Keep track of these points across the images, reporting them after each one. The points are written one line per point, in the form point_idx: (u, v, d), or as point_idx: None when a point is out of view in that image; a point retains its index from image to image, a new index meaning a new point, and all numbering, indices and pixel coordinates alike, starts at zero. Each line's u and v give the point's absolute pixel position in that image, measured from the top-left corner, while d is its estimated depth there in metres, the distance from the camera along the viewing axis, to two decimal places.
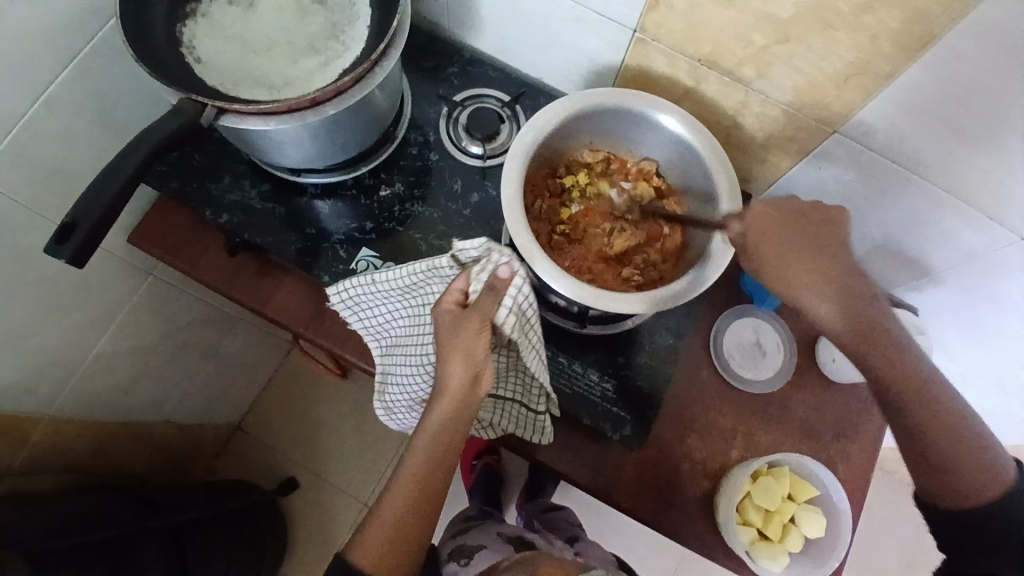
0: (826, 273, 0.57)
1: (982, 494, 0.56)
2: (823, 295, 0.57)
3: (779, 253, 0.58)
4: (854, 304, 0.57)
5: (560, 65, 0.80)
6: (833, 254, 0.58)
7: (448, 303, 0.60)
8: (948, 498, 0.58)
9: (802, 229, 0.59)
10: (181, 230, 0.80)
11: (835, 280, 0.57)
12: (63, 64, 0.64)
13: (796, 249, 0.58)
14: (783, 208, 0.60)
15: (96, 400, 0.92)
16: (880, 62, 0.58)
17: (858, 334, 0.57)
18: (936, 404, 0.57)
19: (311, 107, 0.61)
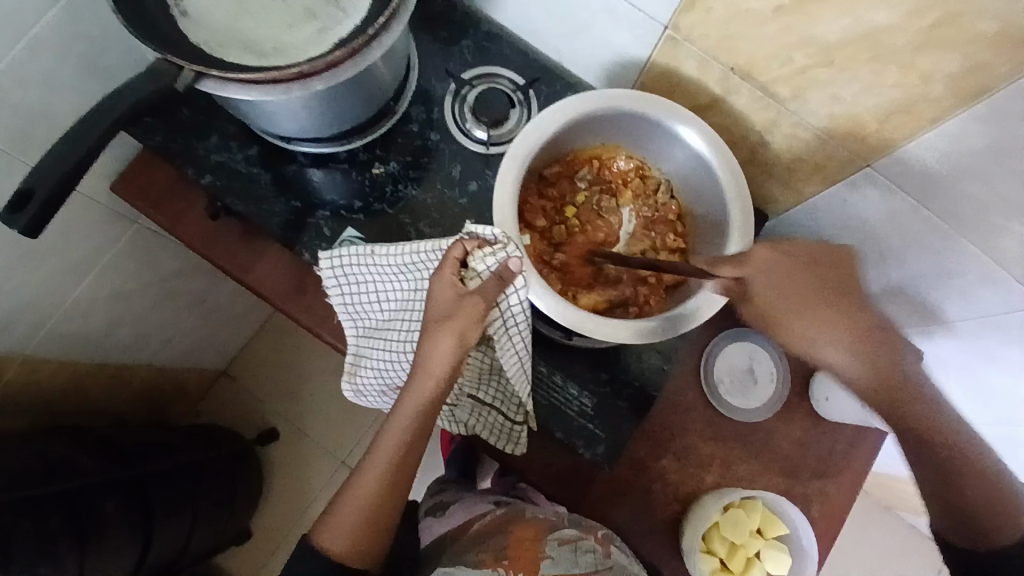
0: (846, 320, 0.56)
1: (1002, 537, 0.55)
2: (839, 343, 0.56)
3: (779, 295, 0.57)
4: (873, 351, 0.56)
5: (583, 53, 0.73)
6: (851, 300, 0.57)
7: (448, 274, 0.56)
8: (964, 537, 0.56)
9: (817, 273, 0.57)
10: (165, 186, 0.77)
11: (853, 327, 0.56)
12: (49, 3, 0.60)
13: (802, 296, 0.57)
14: (785, 250, 0.58)
15: (75, 342, 0.91)
16: (925, 106, 0.53)
17: (876, 380, 0.56)
18: (954, 447, 0.56)
19: (298, 79, 0.56)
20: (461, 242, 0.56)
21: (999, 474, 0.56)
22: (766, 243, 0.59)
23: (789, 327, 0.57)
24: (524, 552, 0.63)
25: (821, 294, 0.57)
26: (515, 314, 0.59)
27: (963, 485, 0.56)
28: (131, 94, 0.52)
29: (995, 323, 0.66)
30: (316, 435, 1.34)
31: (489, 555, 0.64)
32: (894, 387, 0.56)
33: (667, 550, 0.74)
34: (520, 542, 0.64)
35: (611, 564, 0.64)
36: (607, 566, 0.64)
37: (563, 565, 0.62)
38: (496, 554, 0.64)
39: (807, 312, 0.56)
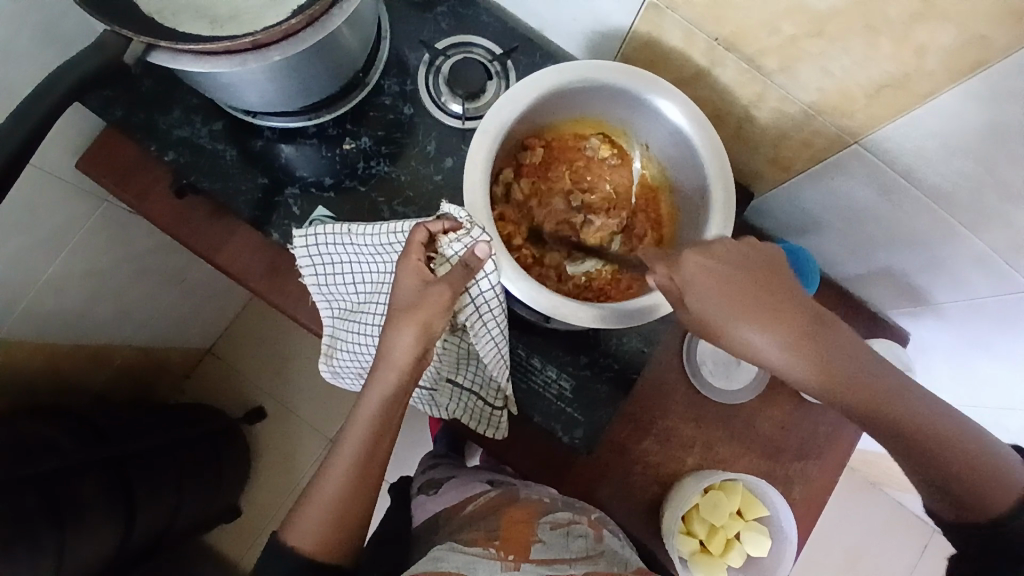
0: (778, 317, 0.51)
1: (993, 502, 0.48)
2: (778, 337, 0.51)
3: (710, 295, 0.52)
4: (823, 341, 0.51)
5: (564, 20, 0.69)
6: (787, 294, 0.52)
7: (416, 260, 0.56)
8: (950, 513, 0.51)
9: (728, 277, 0.53)
10: (128, 162, 0.74)
11: (792, 321, 0.51)
12: None
13: (728, 293, 0.52)
14: (710, 250, 0.54)
15: (49, 324, 0.88)
16: (918, 80, 0.50)
17: (836, 373, 0.50)
18: (914, 417, 0.50)
19: (254, 50, 0.52)
20: (422, 225, 0.56)
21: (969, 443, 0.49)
22: (693, 249, 0.54)
23: (722, 326, 0.52)
24: (518, 532, 0.59)
25: (750, 290, 0.52)
26: (488, 300, 0.59)
27: (925, 446, 0.50)
28: (76, 66, 0.49)
29: (983, 305, 0.66)
30: (303, 413, 1.34)
31: (481, 534, 0.60)
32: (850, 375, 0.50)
33: (648, 532, 0.73)
34: (513, 523, 0.60)
35: (603, 548, 0.60)
36: (599, 550, 0.60)
37: (554, 550, 0.58)
38: (489, 534, 0.60)
39: (730, 308, 0.52)
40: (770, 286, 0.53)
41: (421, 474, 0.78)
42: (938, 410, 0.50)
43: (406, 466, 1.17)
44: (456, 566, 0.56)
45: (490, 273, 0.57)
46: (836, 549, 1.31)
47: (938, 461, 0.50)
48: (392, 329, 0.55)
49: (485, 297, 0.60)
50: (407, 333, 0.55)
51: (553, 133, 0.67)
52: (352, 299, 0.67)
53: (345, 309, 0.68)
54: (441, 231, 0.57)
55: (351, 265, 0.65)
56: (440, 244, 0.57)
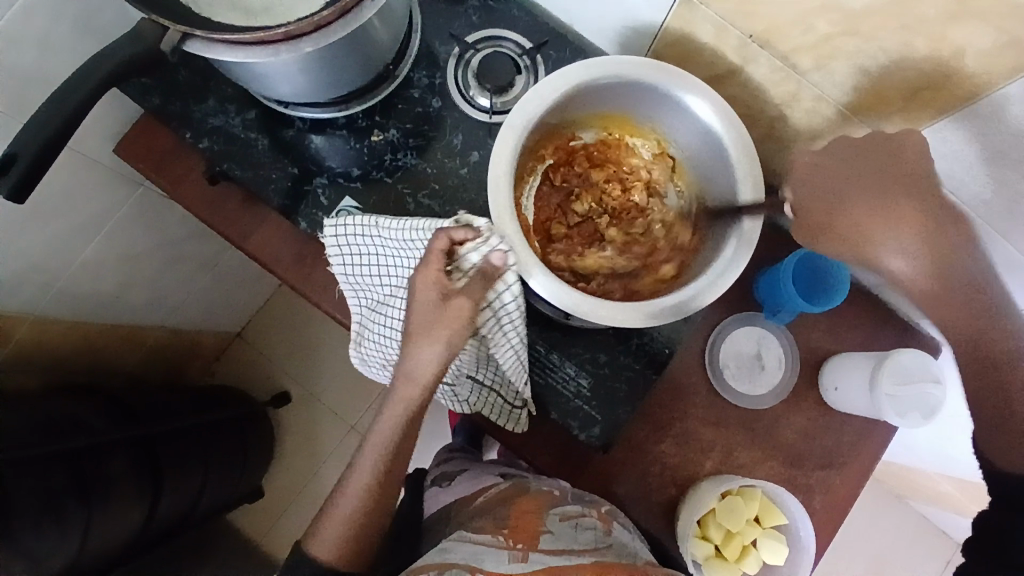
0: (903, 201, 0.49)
1: None
2: (895, 221, 0.49)
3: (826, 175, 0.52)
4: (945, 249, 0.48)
5: (596, 16, 0.69)
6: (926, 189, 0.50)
7: (437, 271, 0.55)
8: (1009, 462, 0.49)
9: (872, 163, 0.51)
10: (164, 150, 0.76)
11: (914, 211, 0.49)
12: None
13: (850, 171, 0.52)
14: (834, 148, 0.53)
15: (84, 302, 0.91)
16: (959, 82, 0.48)
17: (936, 270, 0.48)
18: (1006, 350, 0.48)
19: (287, 41, 0.53)
20: (443, 233, 0.55)
21: None
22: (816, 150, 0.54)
23: (823, 208, 0.52)
24: (526, 522, 0.59)
25: (875, 173, 0.51)
26: (509, 311, 0.59)
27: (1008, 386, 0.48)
28: (113, 55, 0.50)
29: None
30: (326, 399, 1.36)
31: (490, 523, 0.60)
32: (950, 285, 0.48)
33: (662, 534, 0.73)
34: (522, 513, 0.61)
35: (613, 542, 0.59)
36: (607, 544, 0.59)
37: (562, 541, 0.58)
38: (497, 523, 0.60)
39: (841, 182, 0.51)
40: (922, 178, 0.50)
41: (438, 465, 0.79)
42: None
43: (426, 456, 1.18)
44: (463, 556, 0.56)
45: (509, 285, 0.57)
46: (859, 562, 1.29)
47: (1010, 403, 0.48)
48: (420, 330, 0.56)
49: (501, 306, 0.59)
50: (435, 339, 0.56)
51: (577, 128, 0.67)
52: (376, 293, 0.68)
53: (372, 302, 0.69)
54: (460, 241, 0.56)
55: (377, 259, 0.66)
56: (459, 254, 0.56)
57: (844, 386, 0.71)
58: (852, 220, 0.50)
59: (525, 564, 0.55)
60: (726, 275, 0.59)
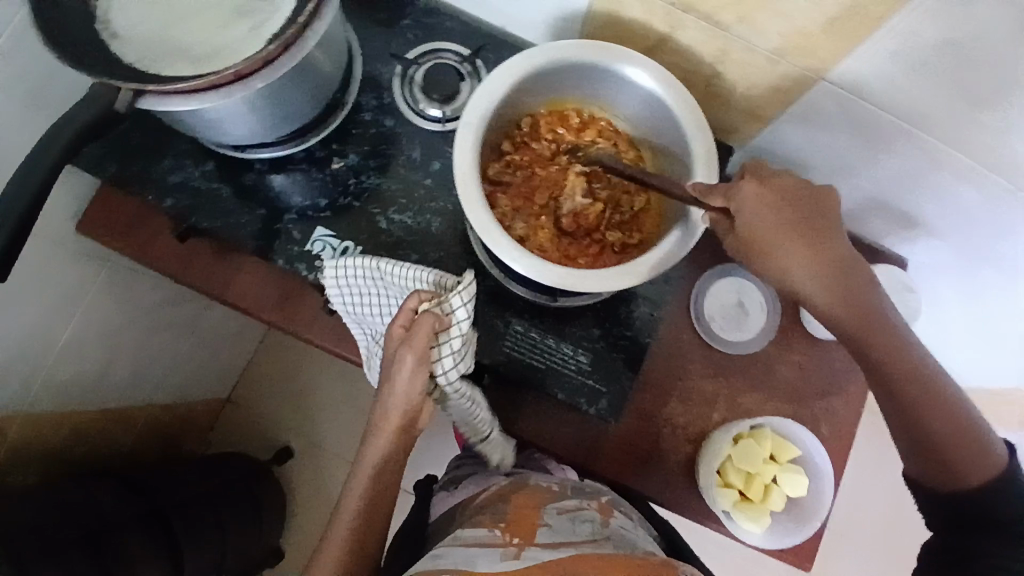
0: (814, 248, 0.56)
1: (968, 477, 0.55)
2: (811, 266, 0.55)
3: (761, 225, 0.56)
4: (847, 281, 0.55)
5: (525, 13, 0.72)
6: (830, 233, 0.56)
7: (397, 327, 0.59)
8: (934, 479, 0.57)
9: (797, 207, 0.56)
10: (129, 218, 0.76)
11: (824, 258, 0.56)
12: None
13: (778, 220, 0.56)
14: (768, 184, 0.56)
15: (71, 390, 0.89)
16: (875, 9, 0.51)
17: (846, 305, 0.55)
18: (915, 378, 0.55)
19: (237, 81, 0.55)
20: (415, 294, 0.60)
21: (968, 414, 0.56)
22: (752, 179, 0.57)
23: (766, 253, 0.56)
24: (524, 518, 0.58)
25: (794, 219, 0.56)
26: (454, 373, 0.61)
27: (927, 413, 0.55)
28: (71, 121, 0.51)
29: (974, 215, 0.68)
30: (330, 445, 1.34)
31: (487, 520, 0.59)
32: (861, 307, 0.55)
33: (687, 492, 0.74)
34: (519, 509, 0.60)
35: (610, 533, 0.58)
36: (605, 535, 0.57)
37: (562, 533, 0.56)
38: (495, 519, 0.59)
39: (769, 231, 0.55)
40: (822, 223, 0.57)
41: (451, 471, 0.79)
42: (939, 375, 0.56)
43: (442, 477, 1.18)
44: (459, 558, 0.55)
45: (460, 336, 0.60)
46: (876, 493, 1.33)
47: (927, 424, 0.56)
48: (389, 377, 0.60)
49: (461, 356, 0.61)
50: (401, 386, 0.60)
51: (526, 114, 0.69)
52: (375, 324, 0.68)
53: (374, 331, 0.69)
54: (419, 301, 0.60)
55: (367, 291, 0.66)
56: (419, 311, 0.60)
57: None
58: (781, 269, 0.56)
59: (519, 560, 0.53)
60: (694, 226, 0.61)
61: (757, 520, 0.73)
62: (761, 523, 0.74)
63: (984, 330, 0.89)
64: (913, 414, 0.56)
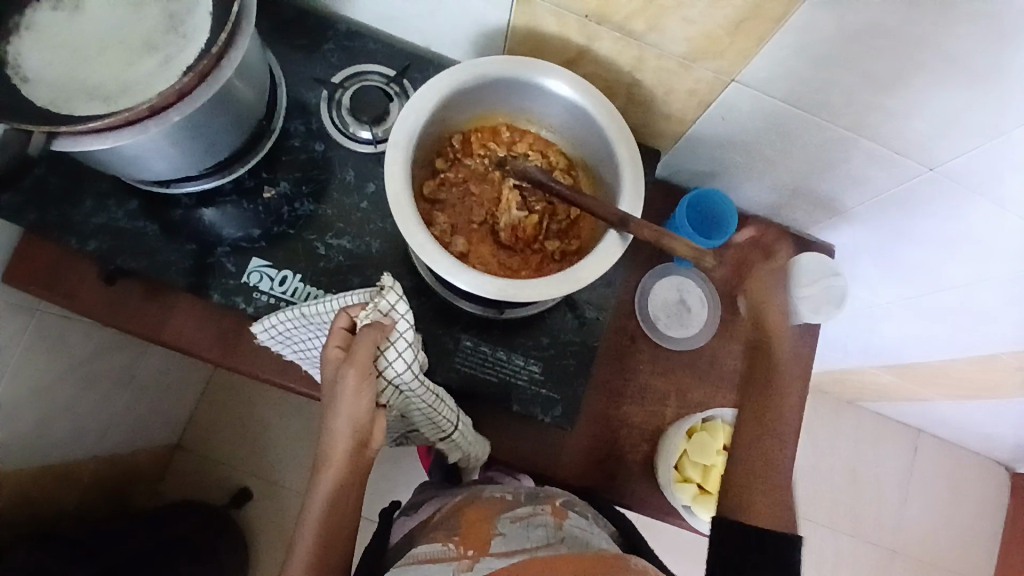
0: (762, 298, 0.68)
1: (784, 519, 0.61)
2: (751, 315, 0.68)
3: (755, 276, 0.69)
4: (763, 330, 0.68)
5: (447, 31, 0.73)
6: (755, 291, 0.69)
7: (334, 343, 0.60)
8: (767, 506, 0.62)
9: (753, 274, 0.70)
10: (51, 263, 0.72)
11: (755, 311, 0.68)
12: None
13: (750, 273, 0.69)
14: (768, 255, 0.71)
15: (4, 454, 0.84)
16: (770, 7, 0.54)
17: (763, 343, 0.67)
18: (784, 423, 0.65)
19: (153, 115, 0.53)
20: (342, 312, 0.60)
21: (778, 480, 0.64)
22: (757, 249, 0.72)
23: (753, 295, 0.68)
24: (476, 530, 0.59)
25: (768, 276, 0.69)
26: (405, 379, 0.61)
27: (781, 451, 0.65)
28: None
29: (888, 197, 0.73)
30: (291, 481, 1.30)
31: (442, 536, 0.60)
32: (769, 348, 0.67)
33: (649, 490, 0.75)
34: (472, 522, 0.60)
35: (564, 534, 0.58)
36: (560, 537, 0.58)
37: (515, 541, 0.57)
38: (448, 534, 0.59)
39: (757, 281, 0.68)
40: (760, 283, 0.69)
41: (413, 495, 0.78)
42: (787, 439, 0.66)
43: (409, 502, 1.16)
44: None
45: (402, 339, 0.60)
46: None
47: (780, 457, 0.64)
48: (333, 394, 0.60)
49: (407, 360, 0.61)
50: (346, 398, 0.59)
51: (456, 132, 0.70)
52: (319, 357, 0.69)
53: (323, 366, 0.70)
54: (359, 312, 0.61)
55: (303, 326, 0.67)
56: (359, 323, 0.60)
57: None
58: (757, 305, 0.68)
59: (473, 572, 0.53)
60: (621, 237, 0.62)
61: None
62: None
63: (911, 306, 0.95)
64: (776, 448, 0.65)
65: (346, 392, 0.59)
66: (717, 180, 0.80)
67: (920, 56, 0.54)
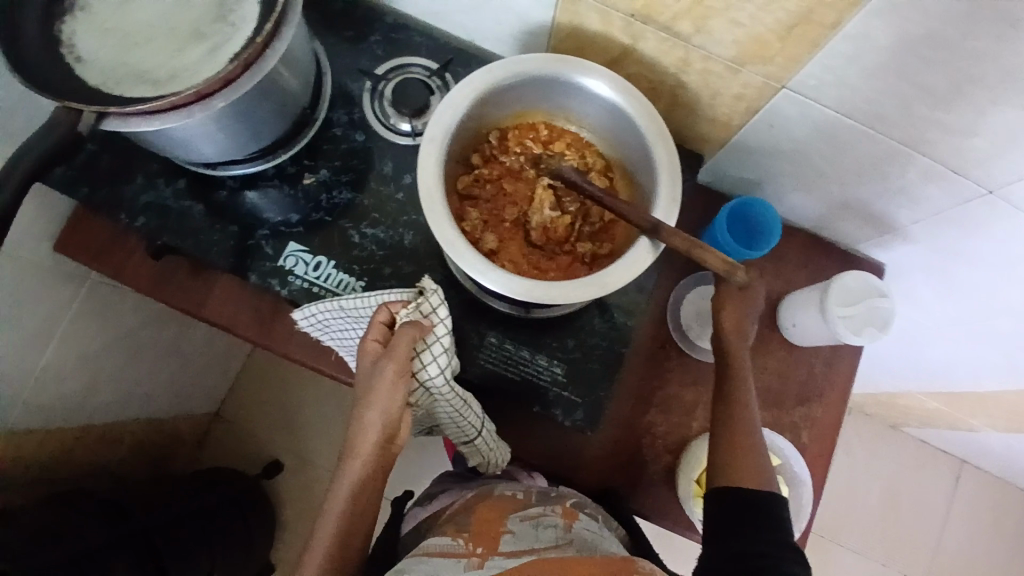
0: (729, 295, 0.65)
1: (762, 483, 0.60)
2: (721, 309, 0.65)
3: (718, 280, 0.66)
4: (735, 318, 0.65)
5: (491, 26, 0.73)
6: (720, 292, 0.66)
7: (372, 340, 0.61)
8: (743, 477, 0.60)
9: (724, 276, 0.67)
10: (102, 237, 0.76)
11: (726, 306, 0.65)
12: None
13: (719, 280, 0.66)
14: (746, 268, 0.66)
15: (53, 411, 0.90)
16: (824, 12, 0.52)
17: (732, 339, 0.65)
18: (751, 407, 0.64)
19: (198, 101, 0.55)
20: (384, 306, 0.61)
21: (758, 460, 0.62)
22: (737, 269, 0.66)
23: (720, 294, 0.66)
24: (487, 526, 0.59)
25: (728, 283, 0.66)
26: (437, 383, 0.62)
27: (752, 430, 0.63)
28: (31, 147, 0.51)
29: (944, 218, 0.68)
30: (320, 458, 1.34)
31: (452, 529, 0.60)
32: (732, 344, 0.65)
33: (667, 502, 0.74)
34: (483, 519, 0.60)
35: (574, 537, 0.58)
36: (569, 539, 0.57)
37: (524, 541, 0.56)
38: (459, 527, 0.60)
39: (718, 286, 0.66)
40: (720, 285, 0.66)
41: (432, 483, 0.79)
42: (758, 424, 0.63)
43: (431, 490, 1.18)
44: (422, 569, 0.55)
45: (439, 340, 0.61)
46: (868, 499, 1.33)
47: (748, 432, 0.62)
48: (366, 388, 0.60)
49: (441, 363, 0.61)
50: (378, 391, 0.59)
51: (494, 128, 0.70)
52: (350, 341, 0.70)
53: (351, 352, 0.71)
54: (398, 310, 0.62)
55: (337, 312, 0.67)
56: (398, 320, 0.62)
57: (801, 320, 0.74)
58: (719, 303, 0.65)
59: (483, 569, 0.53)
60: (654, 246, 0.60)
61: None
62: None
63: (965, 332, 0.89)
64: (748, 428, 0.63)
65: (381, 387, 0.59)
66: (760, 189, 0.78)
67: (983, 73, 0.51)
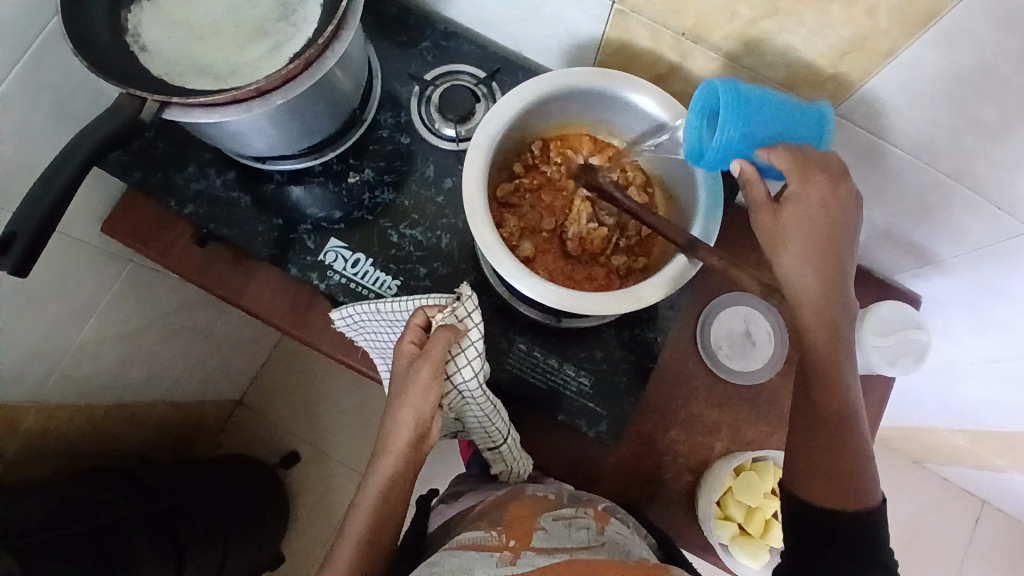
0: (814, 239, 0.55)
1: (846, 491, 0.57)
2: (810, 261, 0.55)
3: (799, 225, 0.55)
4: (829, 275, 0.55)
5: (541, 38, 0.74)
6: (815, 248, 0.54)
7: (407, 343, 0.62)
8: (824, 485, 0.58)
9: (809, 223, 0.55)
10: (149, 222, 0.79)
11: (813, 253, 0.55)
12: (19, 55, 0.62)
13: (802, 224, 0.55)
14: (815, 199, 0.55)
15: (87, 385, 0.92)
16: (878, 40, 0.52)
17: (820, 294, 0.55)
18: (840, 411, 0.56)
19: (258, 97, 0.57)
20: (421, 309, 0.63)
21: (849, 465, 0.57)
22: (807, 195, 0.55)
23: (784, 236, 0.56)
24: (519, 522, 0.59)
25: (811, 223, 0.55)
26: (470, 387, 0.63)
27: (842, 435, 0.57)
28: (97, 129, 0.53)
29: (987, 255, 0.68)
30: (337, 453, 1.36)
31: (484, 522, 0.60)
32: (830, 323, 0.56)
33: (686, 521, 0.74)
34: (515, 516, 0.60)
35: (606, 540, 0.58)
36: (601, 542, 0.58)
37: (557, 539, 0.57)
38: (492, 522, 0.60)
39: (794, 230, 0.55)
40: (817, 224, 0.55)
41: (453, 484, 0.79)
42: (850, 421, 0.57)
43: None
44: (452, 566, 0.54)
45: (474, 343, 0.62)
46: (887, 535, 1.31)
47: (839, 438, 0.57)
48: (401, 388, 0.61)
49: (474, 365, 0.62)
50: (415, 386, 0.60)
51: (536, 138, 0.71)
52: (384, 340, 0.71)
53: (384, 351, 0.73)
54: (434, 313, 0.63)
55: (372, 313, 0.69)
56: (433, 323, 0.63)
57: None
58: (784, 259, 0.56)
59: (515, 565, 0.53)
60: (687, 266, 0.61)
61: (757, 556, 0.71)
62: (760, 559, 0.71)
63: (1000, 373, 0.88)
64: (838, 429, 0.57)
65: (418, 382, 0.60)
66: None
67: None
